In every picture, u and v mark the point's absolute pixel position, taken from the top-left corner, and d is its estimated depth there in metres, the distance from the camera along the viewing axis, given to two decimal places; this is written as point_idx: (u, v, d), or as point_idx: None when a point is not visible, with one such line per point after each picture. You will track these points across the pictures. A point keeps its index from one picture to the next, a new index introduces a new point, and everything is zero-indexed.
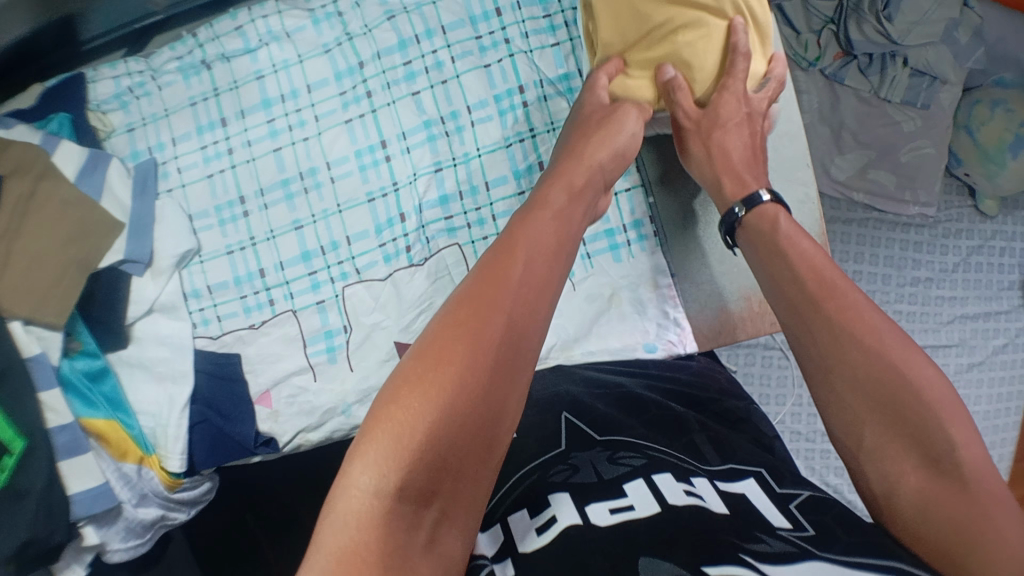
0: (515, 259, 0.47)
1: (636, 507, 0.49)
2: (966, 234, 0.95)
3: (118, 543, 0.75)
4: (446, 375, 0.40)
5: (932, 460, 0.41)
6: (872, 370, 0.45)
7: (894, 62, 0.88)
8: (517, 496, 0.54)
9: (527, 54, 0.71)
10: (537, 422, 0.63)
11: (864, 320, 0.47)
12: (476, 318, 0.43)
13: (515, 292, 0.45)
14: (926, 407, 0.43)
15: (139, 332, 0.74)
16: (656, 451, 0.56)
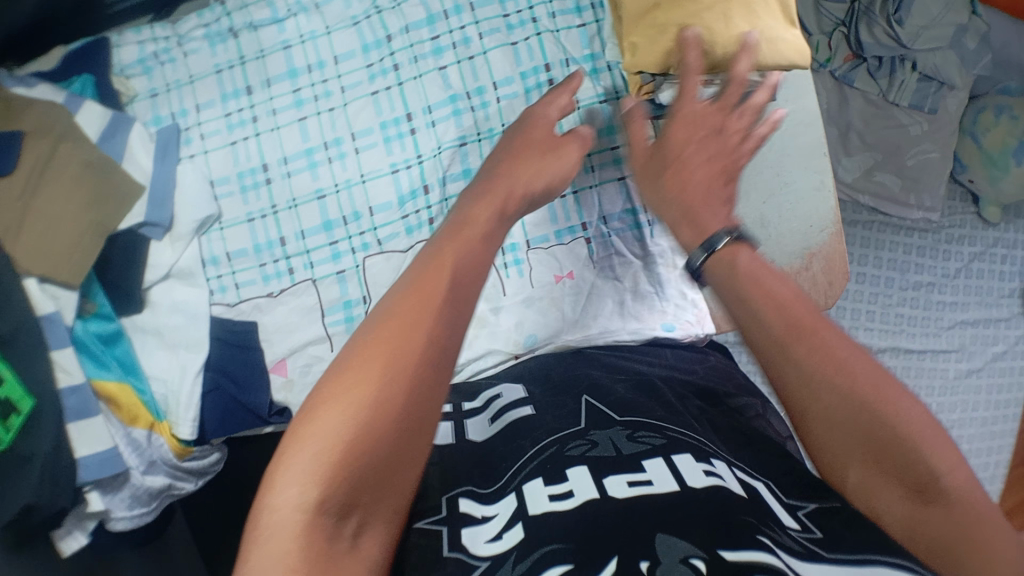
0: (440, 275, 0.47)
1: (655, 483, 0.48)
2: (967, 240, 0.95)
3: (123, 511, 0.73)
4: (363, 397, 0.39)
5: (917, 489, 0.42)
6: (846, 405, 0.44)
7: (902, 66, 0.90)
8: (533, 466, 0.53)
9: (555, 33, 0.71)
10: (555, 400, 0.61)
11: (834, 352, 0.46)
12: (400, 331, 0.42)
13: (441, 306, 0.45)
14: (906, 434, 0.43)
15: (155, 297, 0.74)
16: (678, 431, 0.55)
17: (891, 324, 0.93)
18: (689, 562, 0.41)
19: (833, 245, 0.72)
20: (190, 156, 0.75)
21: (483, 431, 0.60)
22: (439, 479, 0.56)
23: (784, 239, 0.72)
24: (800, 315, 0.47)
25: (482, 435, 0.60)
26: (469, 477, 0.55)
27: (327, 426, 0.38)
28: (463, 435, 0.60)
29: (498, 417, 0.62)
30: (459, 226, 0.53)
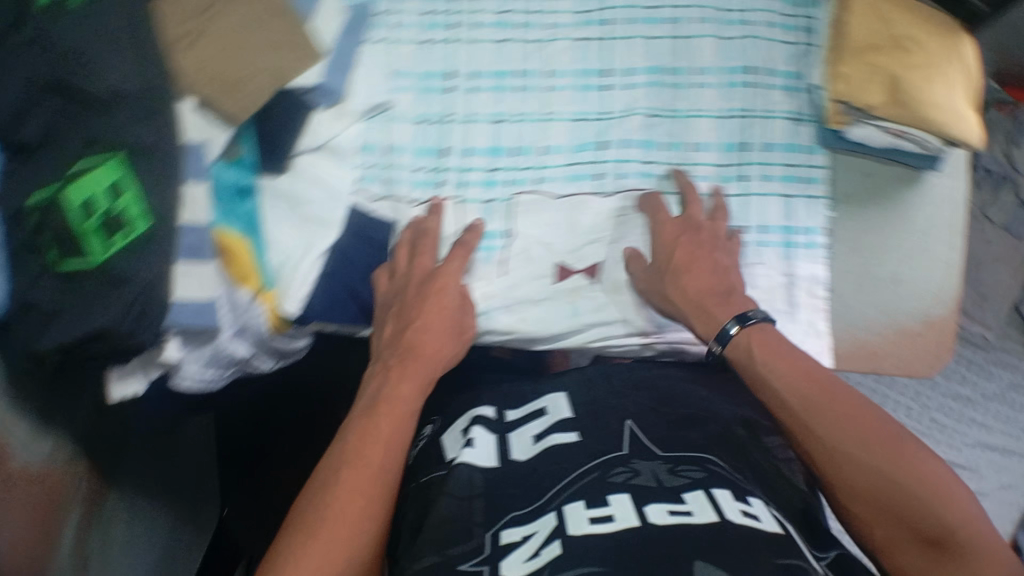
0: (368, 451, 0.59)
1: (694, 513, 0.59)
2: (1010, 369, 0.98)
3: (193, 371, 0.71)
4: (358, 509, 0.56)
5: (929, 539, 0.53)
6: (875, 472, 0.55)
7: (1006, 187, 0.96)
8: (575, 487, 0.64)
9: (766, 41, 0.73)
10: (597, 423, 0.72)
11: (871, 422, 0.57)
12: (360, 479, 0.57)
13: (374, 470, 0.58)
14: (931, 492, 0.54)
15: (299, 165, 0.70)
16: (716, 465, 0.65)
17: (923, 425, 0.97)
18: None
19: (948, 317, 0.75)
20: (375, 39, 0.73)
21: (525, 453, 0.70)
22: (483, 509, 0.65)
23: (904, 298, 0.75)
24: (837, 397, 0.59)
25: (524, 457, 0.69)
26: (510, 503, 0.65)
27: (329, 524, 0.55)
28: (510, 455, 0.70)
29: (540, 439, 0.72)
30: (364, 428, 0.61)
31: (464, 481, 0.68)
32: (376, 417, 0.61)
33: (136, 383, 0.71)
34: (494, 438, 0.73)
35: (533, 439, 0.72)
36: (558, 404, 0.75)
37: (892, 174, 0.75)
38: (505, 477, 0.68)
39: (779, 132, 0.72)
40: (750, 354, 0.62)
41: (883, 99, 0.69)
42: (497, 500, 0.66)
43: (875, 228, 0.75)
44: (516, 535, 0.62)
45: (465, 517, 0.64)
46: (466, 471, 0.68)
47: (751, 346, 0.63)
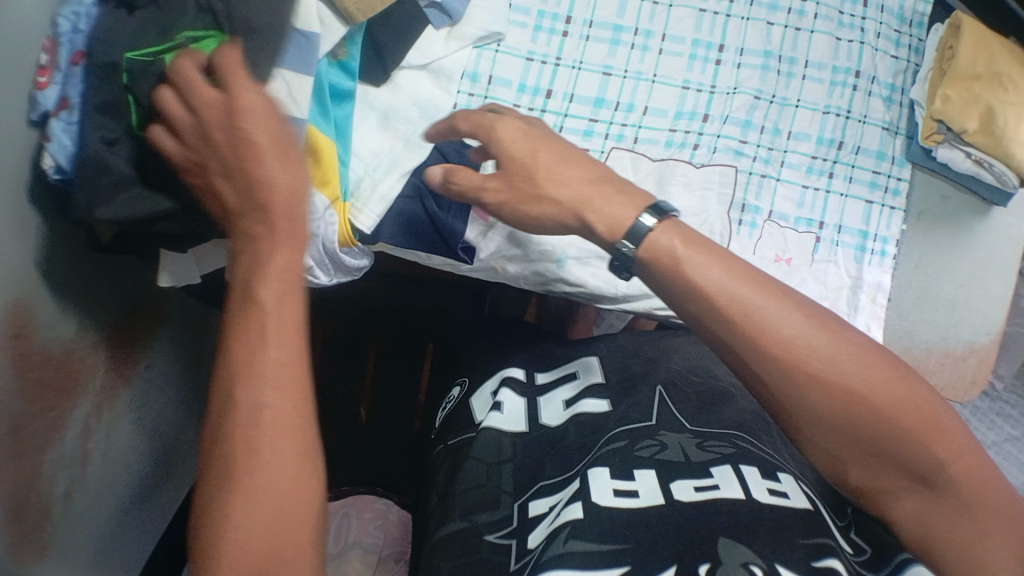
0: (259, 364, 0.48)
1: (720, 488, 0.60)
2: (1012, 421, 1.00)
3: None
4: (295, 413, 0.48)
5: (920, 479, 0.49)
6: (867, 401, 0.49)
7: None
8: (601, 455, 0.64)
9: (874, 49, 0.74)
10: (628, 392, 0.72)
11: (827, 352, 0.51)
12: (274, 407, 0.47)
13: (275, 369, 0.48)
14: (927, 418, 0.49)
15: (399, 78, 0.70)
16: (745, 441, 0.66)
17: None
18: (747, 567, 0.53)
19: (990, 350, 0.77)
20: None
21: (556, 418, 0.70)
22: (511, 476, 0.66)
23: (960, 323, 0.76)
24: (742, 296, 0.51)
25: (554, 422, 0.70)
26: (538, 473, 0.66)
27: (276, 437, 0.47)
28: (539, 421, 0.71)
29: (572, 403, 0.71)
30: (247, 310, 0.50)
31: (487, 446, 0.68)
32: (257, 317, 0.50)
33: (186, 271, 0.68)
34: (523, 399, 0.73)
35: (564, 403, 0.72)
36: (587, 368, 0.75)
37: (967, 201, 0.77)
38: (534, 438, 0.69)
39: (871, 138, 0.74)
40: (681, 263, 0.52)
41: (975, 125, 0.71)
42: (526, 463, 0.67)
43: (946, 250, 0.76)
44: (542, 505, 0.63)
45: (491, 482, 0.66)
46: (494, 437, 0.68)
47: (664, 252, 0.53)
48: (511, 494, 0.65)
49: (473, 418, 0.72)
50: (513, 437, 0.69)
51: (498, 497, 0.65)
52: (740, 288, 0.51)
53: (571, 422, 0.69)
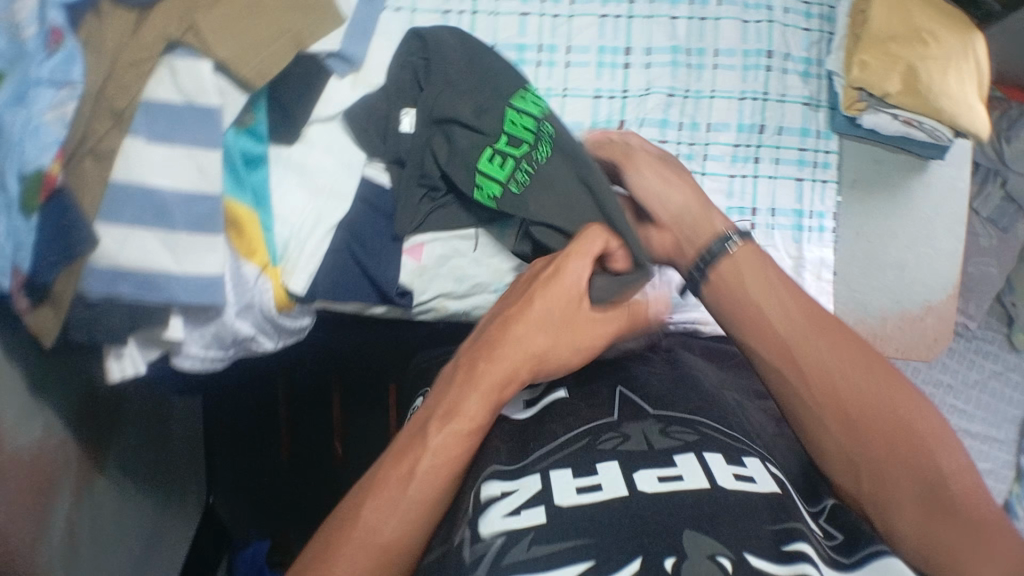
0: (459, 404, 0.55)
1: (684, 479, 0.60)
2: (992, 356, 1.00)
3: (195, 350, 0.69)
4: (449, 454, 0.53)
5: (926, 488, 0.50)
6: (865, 420, 0.52)
7: (994, 181, 0.94)
8: (565, 452, 0.64)
9: (784, 26, 0.74)
10: (584, 387, 0.73)
11: (853, 375, 0.53)
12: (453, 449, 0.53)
13: (469, 426, 0.54)
14: (915, 435, 0.51)
15: (310, 134, 0.70)
16: (708, 428, 0.65)
17: None
18: (716, 559, 0.53)
19: (948, 306, 0.76)
20: (393, 7, 0.74)
21: (517, 416, 0.72)
22: (480, 478, 0.65)
23: (911, 284, 0.76)
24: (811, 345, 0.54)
25: (517, 420, 0.71)
26: (503, 472, 0.66)
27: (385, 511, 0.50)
28: (502, 420, 0.71)
29: (533, 403, 0.73)
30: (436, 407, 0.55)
31: (452, 455, 0.68)
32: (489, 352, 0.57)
33: (133, 362, 0.69)
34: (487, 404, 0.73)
35: (527, 405, 0.73)
36: (549, 370, 0.75)
37: (901, 161, 0.76)
38: (498, 441, 0.68)
39: (793, 115, 0.73)
40: (715, 297, 0.59)
41: (899, 87, 0.71)
42: (490, 464, 0.66)
43: (887, 214, 0.76)
44: (504, 507, 0.61)
45: (457, 488, 0.65)
46: (461, 444, 0.68)
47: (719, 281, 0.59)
48: (472, 488, 0.65)
49: None
50: (479, 442, 0.68)
51: (463, 496, 0.65)
52: (766, 315, 0.56)
53: (533, 419, 0.71)
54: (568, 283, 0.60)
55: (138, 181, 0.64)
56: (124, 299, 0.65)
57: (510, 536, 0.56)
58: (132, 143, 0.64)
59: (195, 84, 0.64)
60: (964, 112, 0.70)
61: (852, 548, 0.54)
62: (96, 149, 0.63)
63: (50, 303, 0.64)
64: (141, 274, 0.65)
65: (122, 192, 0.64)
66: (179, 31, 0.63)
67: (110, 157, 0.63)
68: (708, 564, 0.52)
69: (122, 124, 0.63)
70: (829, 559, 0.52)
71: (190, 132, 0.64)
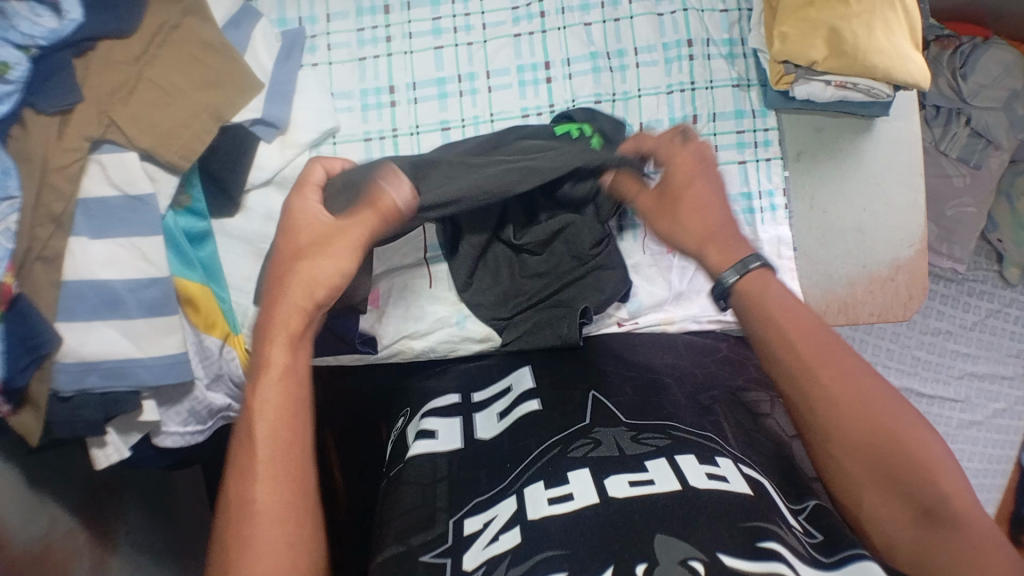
0: (260, 387, 0.52)
1: (657, 482, 0.56)
2: (987, 296, 1.03)
3: (175, 427, 0.73)
4: (285, 437, 0.51)
5: (923, 510, 0.49)
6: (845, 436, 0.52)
7: (958, 120, 0.93)
8: (538, 465, 0.60)
9: (699, 12, 0.76)
10: (562, 394, 0.67)
11: (845, 395, 0.52)
12: (282, 432, 0.51)
13: (284, 397, 0.52)
14: (903, 449, 0.50)
15: (250, 203, 0.75)
16: (681, 431, 0.61)
17: (907, 365, 1.03)
18: (687, 563, 0.48)
19: (919, 261, 0.74)
20: (311, 64, 0.77)
21: (490, 430, 0.66)
22: (446, 492, 0.62)
23: (877, 244, 0.74)
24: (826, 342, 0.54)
25: (488, 434, 0.66)
26: (473, 487, 0.61)
27: (272, 495, 0.49)
28: (472, 436, 0.66)
29: (506, 413, 0.68)
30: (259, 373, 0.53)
31: (417, 471, 0.64)
32: (265, 363, 0.53)
33: (117, 449, 0.72)
34: (456, 419, 0.69)
35: (499, 415, 0.68)
36: (521, 378, 0.70)
37: (845, 124, 0.76)
38: (463, 454, 0.64)
39: (723, 100, 0.76)
40: (740, 314, 0.58)
41: (824, 52, 0.69)
42: (460, 479, 0.62)
43: (838, 180, 0.76)
44: (472, 523, 0.58)
45: (424, 502, 0.61)
46: (428, 460, 0.64)
47: (743, 299, 0.58)
48: (446, 510, 0.60)
49: (404, 444, 0.69)
50: (448, 456, 0.64)
51: (433, 514, 0.60)
52: (777, 313, 0.56)
53: (505, 432, 0.65)
54: (309, 213, 0.60)
55: (89, 278, 0.66)
56: (94, 390, 0.67)
57: (489, 561, 0.52)
58: (77, 243, 0.66)
59: (125, 175, 0.66)
60: (898, 64, 0.68)
61: (834, 548, 0.52)
62: (43, 253, 0.64)
63: (30, 405, 0.65)
64: (106, 364, 0.67)
65: (75, 291, 0.66)
66: (99, 128, 0.65)
67: (58, 258, 0.65)
68: (679, 570, 0.48)
69: (63, 226, 0.65)
70: (799, 556, 0.51)
71: (129, 224, 0.67)
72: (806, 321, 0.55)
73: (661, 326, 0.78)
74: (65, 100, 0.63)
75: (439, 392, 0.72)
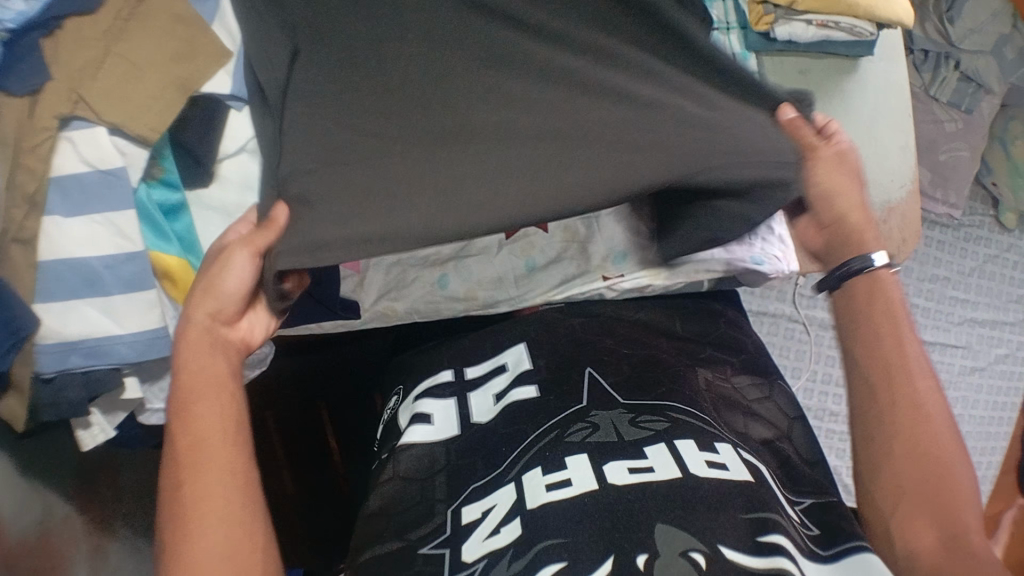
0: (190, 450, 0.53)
1: (656, 470, 0.55)
2: (983, 241, 1.14)
3: (160, 404, 0.74)
4: (215, 485, 0.52)
5: (955, 534, 0.50)
6: (901, 463, 0.54)
7: (946, 64, 0.91)
8: (534, 451, 0.59)
9: None
10: (560, 378, 0.66)
11: (916, 426, 0.55)
12: (213, 476, 0.52)
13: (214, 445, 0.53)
14: (955, 491, 0.52)
15: (224, 171, 0.73)
16: (679, 413, 0.61)
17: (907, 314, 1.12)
18: (688, 555, 0.48)
19: (910, 203, 0.78)
20: None
21: (486, 415, 0.65)
22: (444, 483, 0.61)
23: (875, 185, 0.77)
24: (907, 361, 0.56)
25: (485, 418, 0.65)
26: (469, 475, 0.60)
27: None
28: (468, 420, 0.65)
29: (502, 396, 0.67)
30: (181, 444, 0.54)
31: (417, 463, 0.63)
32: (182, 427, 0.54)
33: (102, 428, 0.73)
34: (451, 401, 0.68)
35: (495, 397, 0.67)
36: (518, 358, 0.70)
37: (833, 65, 0.77)
38: (462, 442, 0.63)
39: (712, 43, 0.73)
40: (856, 298, 0.61)
41: None
42: (459, 467, 0.61)
43: (827, 123, 0.77)
44: (472, 512, 0.57)
45: (423, 496, 0.60)
46: (426, 451, 0.63)
47: (850, 297, 0.61)
48: (444, 501, 0.59)
49: (400, 430, 0.68)
50: (444, 446, 0.64)
51: (431, 507, 0.59)
52: (895, 335, 0.57)
53: (500, 415, 0.64)
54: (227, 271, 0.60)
55: (65, 257, 0.65)
56: (77, 370, 0.67)
57: (490, 555, 0.51)
58: (50, 223, 0.65)
59: (97, 151, 0.65)
60: (881, 4, 0.68)
61: (832, 540, 0.54)
62: (20, 235, 0.64)
63: (13, 391, 0.67)
64: (85, 343, 0.66)
65: (53, 271, 0.65)
66: (68, 106, 0.63)
67: (34, 240, 0.64)
68: (680, 562, 0.47)
69: (37, 207, 0.64)
70: (805, 551, 0.52)
71: (101, 200, 0.66)
72: (902, 347, 0.57)
73: (642, 281, 0.76)
74: (34, 80, 0.62)
75: (431, 370, 0.72)
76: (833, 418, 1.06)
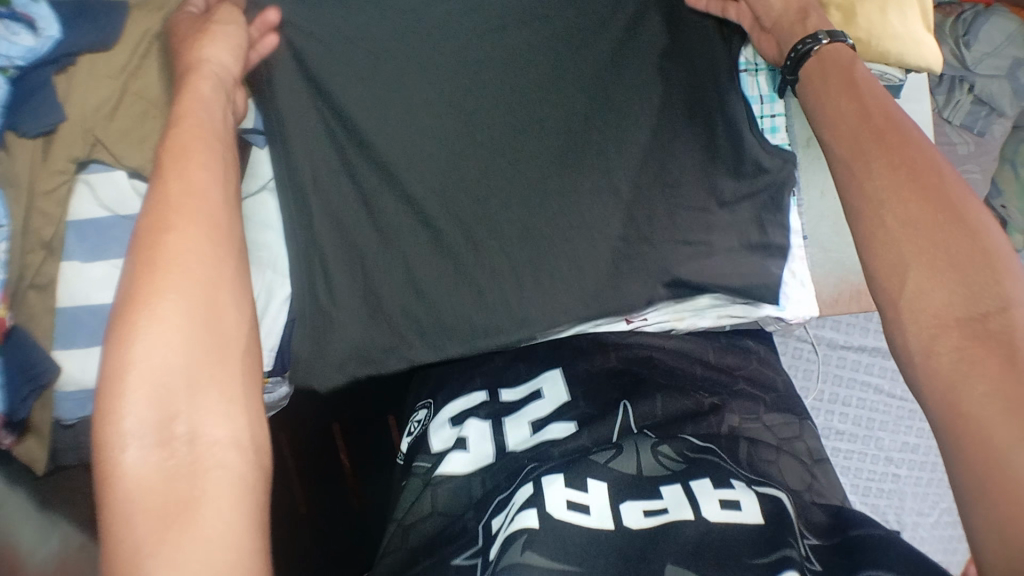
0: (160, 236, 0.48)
1: (671, 510, 0.52)
2: None
3: None
4: (184, 292, 0.46)
5: (982, 315, 0.43)
6: (907, 215, 0.47)
7: (960, 87, 0.93)
8: (544, 469, 0.57)
9: None
10: (597, 415, 0.64)
11: (934, 204, 0.47)
12: (193, 275, 0.47)
13: (193, 242, 0.48)
14: (980, 260, 0.45)
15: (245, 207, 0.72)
16: (699, 454, 0.59)
17: None
18: None
19: None
20: None
21: (523, 445, 0.64)
22: (475, 502, 0.61)
23: None
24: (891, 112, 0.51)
25: (520, 448, 0.63)
26: (496, 489, 0.60)
27: (154, 372, 0.44)
28: (504, 449, 0.64)
29: (540, 426, 0.65)
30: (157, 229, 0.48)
31: (453, 497, 0.62)
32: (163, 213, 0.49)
33: None
34: (488, 423, 0.67)
35: (531, 427, 0.66)
36: (555, 386, 0.70)
37: None
38: (496, 470, 0.62)
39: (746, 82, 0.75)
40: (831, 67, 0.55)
41: None
42: (492, 494, 0.60)
43: None
44: (493, 524, 0.55)
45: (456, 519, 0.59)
46: (458, 478, 0.63)
47: (817, 68, 0.56)
48: (474, 517, 0.59)
49: (434, 450, 0.67)
50: (479, 475, 0.63)
51: (463, 525, 0.59)
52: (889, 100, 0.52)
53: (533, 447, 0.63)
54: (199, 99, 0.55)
55: (85, 302, 0.64)
56: None
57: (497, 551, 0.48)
58: (69, 267, 0.64)
59: (116, 194, 0.64)
60: (913, 49, 0.67)
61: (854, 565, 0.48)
62: (36, 280, 0.63)
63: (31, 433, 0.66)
64: None
65: (72, 318, 0.64)
66: (85, 148, 0.62)
67: (51, 285, 0.64)
68: None
69: (55, 252, 0.63)
70: None
71: (120, 242, 0.65)
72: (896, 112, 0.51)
73: (670, 321, 0.75)
74: (46, 122, 0.59)
75: (465, 391, 0.72)
76: (839, 436, 1.05)
